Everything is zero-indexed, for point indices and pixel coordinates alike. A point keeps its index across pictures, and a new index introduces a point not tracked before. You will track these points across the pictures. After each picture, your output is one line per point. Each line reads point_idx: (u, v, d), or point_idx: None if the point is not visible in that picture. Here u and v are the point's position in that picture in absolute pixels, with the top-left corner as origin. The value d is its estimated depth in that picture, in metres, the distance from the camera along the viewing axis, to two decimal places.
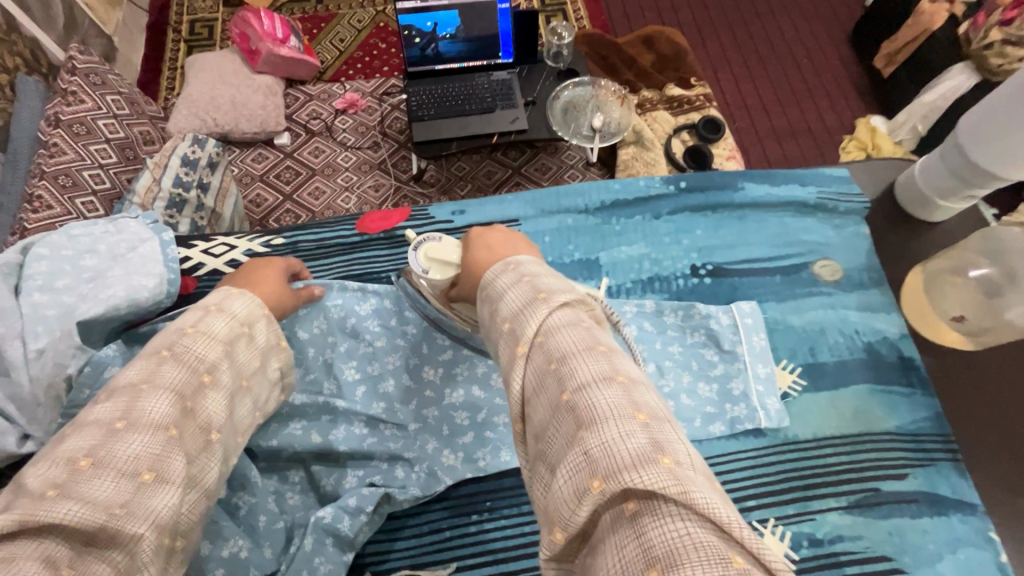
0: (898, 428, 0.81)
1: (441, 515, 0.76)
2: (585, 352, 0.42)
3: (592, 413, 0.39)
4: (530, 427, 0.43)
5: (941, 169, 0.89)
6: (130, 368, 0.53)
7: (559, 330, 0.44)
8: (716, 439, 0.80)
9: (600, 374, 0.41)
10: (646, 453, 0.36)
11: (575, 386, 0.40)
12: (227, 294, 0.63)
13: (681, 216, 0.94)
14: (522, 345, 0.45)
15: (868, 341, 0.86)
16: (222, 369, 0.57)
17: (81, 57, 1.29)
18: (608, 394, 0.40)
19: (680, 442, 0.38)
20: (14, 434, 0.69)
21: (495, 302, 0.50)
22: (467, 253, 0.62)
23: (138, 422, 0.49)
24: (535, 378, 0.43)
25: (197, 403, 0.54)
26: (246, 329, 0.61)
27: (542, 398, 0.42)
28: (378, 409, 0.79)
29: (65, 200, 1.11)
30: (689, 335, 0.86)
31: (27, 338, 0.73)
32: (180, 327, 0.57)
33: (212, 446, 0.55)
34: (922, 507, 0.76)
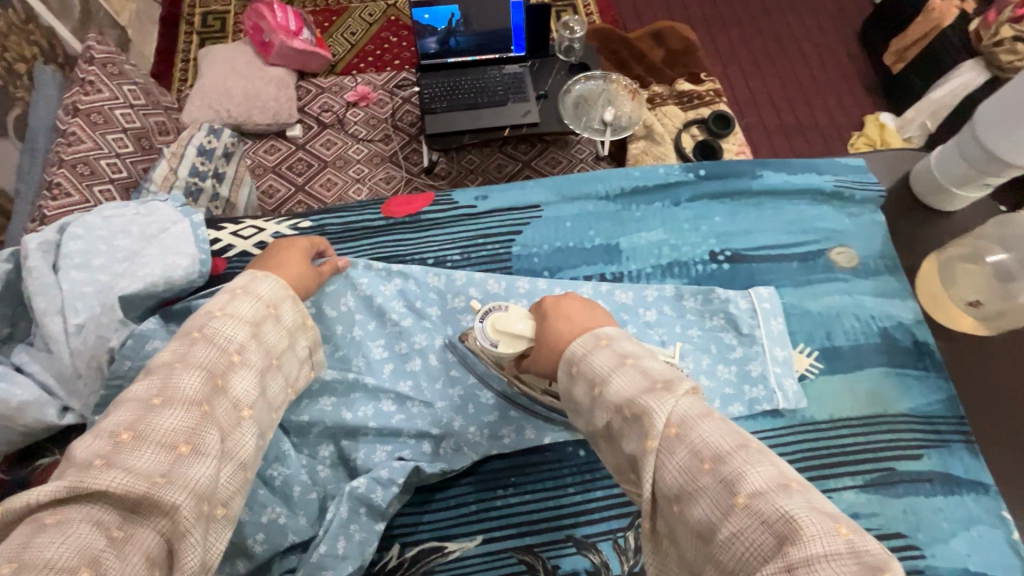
0: (912, 410, 0.83)
1: (467, 490, 0.78)
2: (743, 453, 0.43)
3: (784, 524, 0.38)
4: (691, 527, 0.43)
5: (955, 158, 0.91)
6: (166, 349, 0.54)
7: (697, 424, 0.46)
8: (735, 419, 0.82)
9: (773, 479, 0.42)
10: (862, 571, 0.35)
11: (750, 490, 0.41)
12: (253, 277, 0.63)
13: (699, 204, 0.96)
14: (654, 439, 0.46)
15: (883, 326, 0.88)
16: (250, 349, 0.57)
17: (99, 47, 1.30)
18: (792, 502, 0.40)
19: (890, 556, 0.37)
20: (53, 406, 0.73)
21: (598, 384, 0.53)
22: (545, 321, 0.63)
23: (173, 399, 0.50)
24: (688, 475, 0.44)
25: (229, 379, 0.54)
26: (271, 310, 0.61)
27: (706, 499, 0.42)
28: (405, 387, 0.81)
29: (84, 188, 1.13)
30: (708, 318, 0.88)
31: (67, 313, 0.75)
32: (208, 311, 0.58)
33: (245, 421, 0.54)
34: (936, 486, 0.78)
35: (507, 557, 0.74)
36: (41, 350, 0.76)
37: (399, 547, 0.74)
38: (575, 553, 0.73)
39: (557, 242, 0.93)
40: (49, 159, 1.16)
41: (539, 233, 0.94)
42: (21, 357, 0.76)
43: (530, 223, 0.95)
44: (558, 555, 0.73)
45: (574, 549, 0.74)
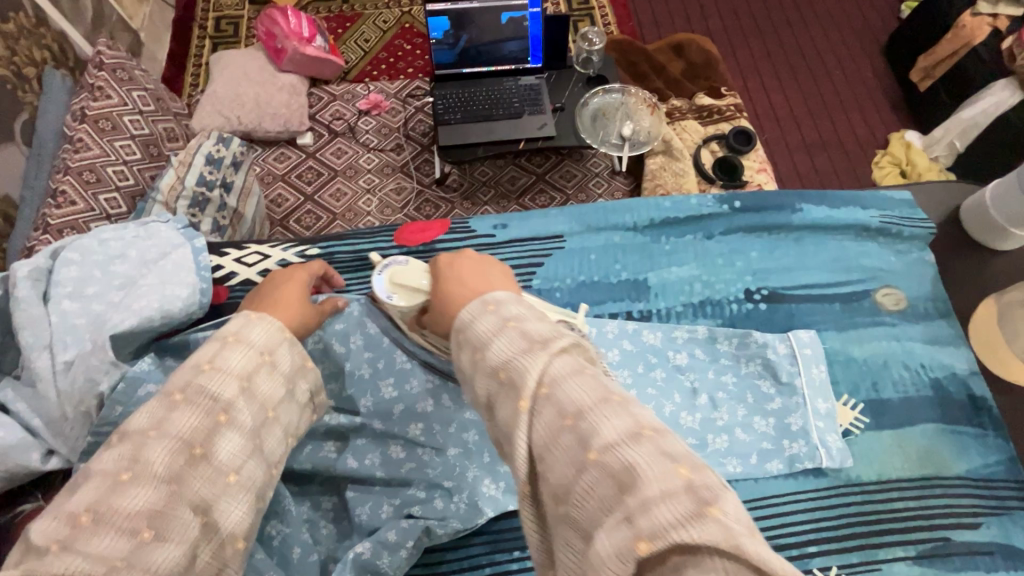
0: (968, 473, 0.76)
1: (482, 549, 0.71)
2: (602, 405, 0.37)
3: (627, 474, 0.34)
4: (548, 490, 0.37)
5: (1015, 198, 0.84)
6: (143, 409, 0.48)
7: (567, 379, 0.39)
8: (773, 478, 0.75)
9: (627, 428, 0.36)
10: (692, 511, 0.31)
11: (602, 444, 0.35)
12: (247, 319, 0.55)
13: (734, 237, 0.90)
14: (526, 400, 0.39)
15: (935, 377, 0.81)
16: (239, 407, 0.50)
17: (109, 52, 1.27)
18: (639, 451, 0.35)
19: (727, 490, 0.33)
20: (38, 449, 0.68)
21: (479, 350, 0.43)
22: (436, 284, 0.54)
23: (143, 474, 0.44)
24: (550, 436, 0.38)
25: (211, 445, 0.48)
26: (266, 357, 0.53)
27: (562, 457, 0.37)
28: (416, 431, 0.75)
29: (89, 197, 1.08)
30: (743, 364, 0.81)
31: (55, 348, 0.70)
32: (195, 362, 0.50)
33: (232, 487, 0.48)
34: (997, 560, 0.71)
35: None
36: (27, 385, 0.71)
37: None
38: None
39: (581, 276, 0.87)
40: (55, 167, 1.12)
41: (561, 265, 0.88)
42: (5, 393, 0.71)
43: (552, 254, 0.89)
44: None
45: None
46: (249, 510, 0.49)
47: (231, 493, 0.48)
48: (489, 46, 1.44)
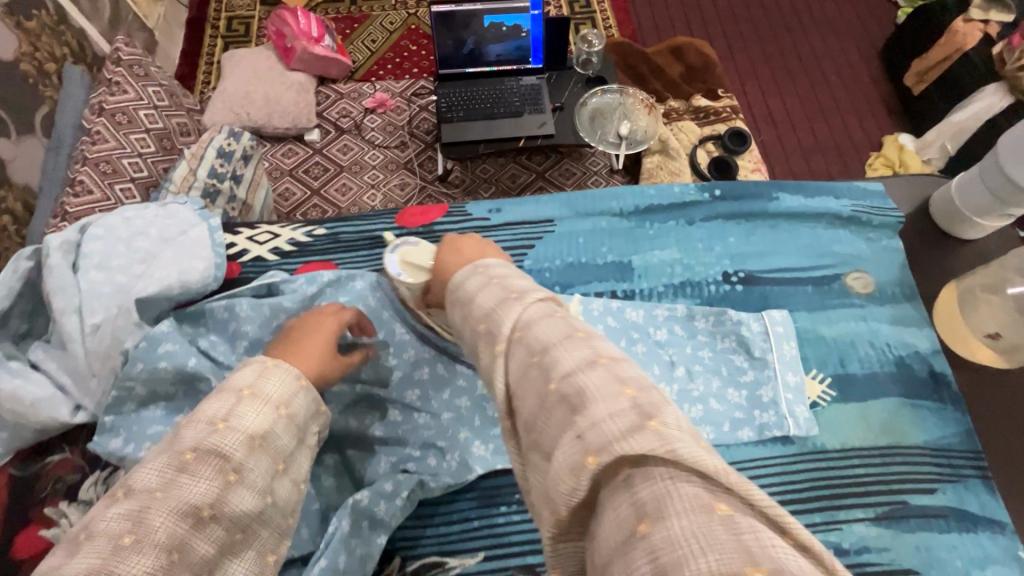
0: (927, 442, 0.81)
1: (471, 506, 0.77)
2: (564, 340, 0.40)
3: (579, 398, 0.36)
4: (518, 423, 0.40)
5: (979, 189, 0.89)
6: (150, 466, 0.49)
7: (536, 322, 0.43)
8: (744, 445, 0.81)
9: (583, 357, 0.39)
10: (635, 422, 0.34)
11: (562, 374, 0.38)
12: (262, 369, 0.57)
13: (714, 223, 0.96)
14: (503, 344, 0.43)
15: (899, 355, 0.87)
16: (250, 466, 0.51)
17: (126, 49, 1.34)
18: (592, 376, 0.37)
19: (671, 406, 0.36)
20: (66, 405, 0.75)
21: (466, 304, 0.48)
22: (439, 258, 0.61)
23: (144, 540, 0.44)
24: (518, 372, 0.41)
25: (221, 505, 0.49)
26: (282, 410, 0.55)
27: (529, 392, 0.39)
28: (413, 396, 0.82)
29: (106, 186, 1.14)
30: (720, 340, 0.87)
31: (84, 313, 0.76)
32: (210, 419, 0.51)
33: (239, 545, 0.50)
34: (950, 523, 0.76)
35: None
36: (57, 347, 0.78)
37: (399, 560, 0.73)
38: None
39: (570, 258, 0.93)
40: (73, 157, 1.17)
41: (551, 248, 0.94)
42: (37, 354, 0.78)
43: (543, 237, 0.95)
44: None
45: None
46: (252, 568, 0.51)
47: (239, 554, 0.50)
48: (492, 47, 1.50)
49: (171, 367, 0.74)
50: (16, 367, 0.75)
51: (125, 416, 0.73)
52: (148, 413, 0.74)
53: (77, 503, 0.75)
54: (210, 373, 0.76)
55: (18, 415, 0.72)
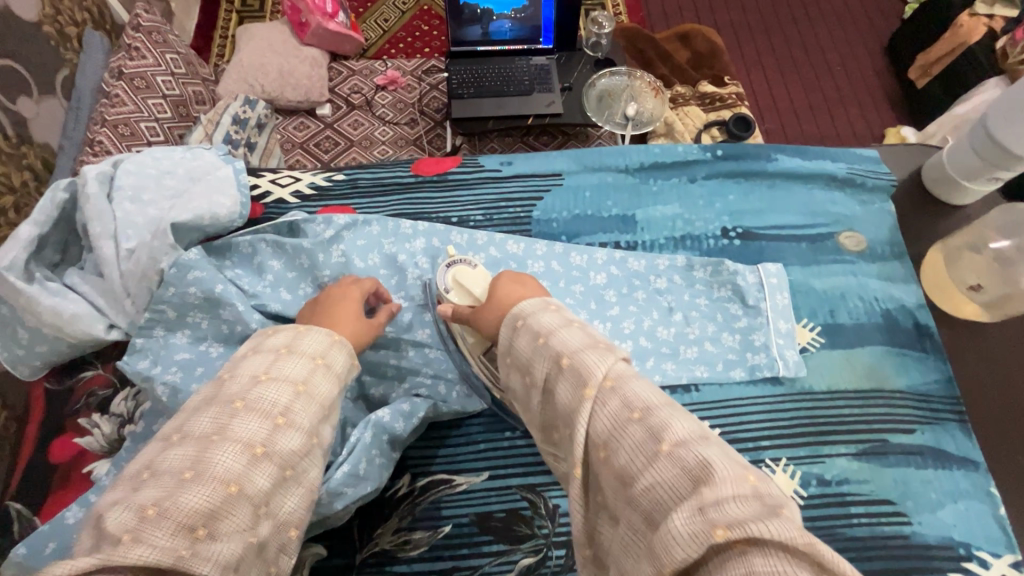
0: (909, 387, 0.86)
1: (478, 429, 0.82)
2: (670, 409, 0.48)
3: (700, 469, 0.42)
4: (614, 472, 0.47)
5: (966, 151, 0.93)
6: (203, 415, 0.55)
7: (632, 381, 0.51)
8: (735, 383, 0.85)
9: (694, 433, 0.46)
10: (764, 509, 0.39)
11: (674, 439, 0.45)
12: (296, 333, 0.64)
13: (715, 182, 1.00)
14: (591, 388, 0.51)
15: (886, 308, 0.91)
16: (296, 411, 0.57)
17: (146, 16, 1.36)
18: (710, 451, 0.43)
19: (790, 501, 0.41)
20: (102, 323, 0.80)
21: (543, 335, 0.58)
22: (498, 286, 0.71)
23: (204, 473, 0.50)
24: (617, 423, 0.48)
25: (272, 443, 0.55)
26: (319, 361, 0.62)
27: (630, 445, 0.46)
28: (424, 335, 0.85)
29: (123, 148, 1.16)
30: (716, 289, 0.92)
31: (119, 239, 0.81)
32: (253, 374, 0.59)
33: (288, 482, 0.55)
34: (926, 459, 0.81)
35: (512, 493, 0.77)
36: (91, 273, 0.83)
37: (410, 476, 0.78)
38: None
39: (576, 210, 0.98)
40: (92, 118, 1.19)
41: (558, 201, 0.99)
42: (72, 278, 0.82)
43: (551, 190, 0.99)
44: (559, 496, 0.77)
45: None
46: (301, 502, 0.57)
47: (288, 489, 0.56)
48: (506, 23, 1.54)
49: (200, 292, 0.77)
50: (53, 287, 0.79)
51: (154, 339, 0.77)
52: (177, 339, 0.77)
53: (107, 417, 0.79)
54: (234, 299, 0.78)
55: (57, 330, 0.78)
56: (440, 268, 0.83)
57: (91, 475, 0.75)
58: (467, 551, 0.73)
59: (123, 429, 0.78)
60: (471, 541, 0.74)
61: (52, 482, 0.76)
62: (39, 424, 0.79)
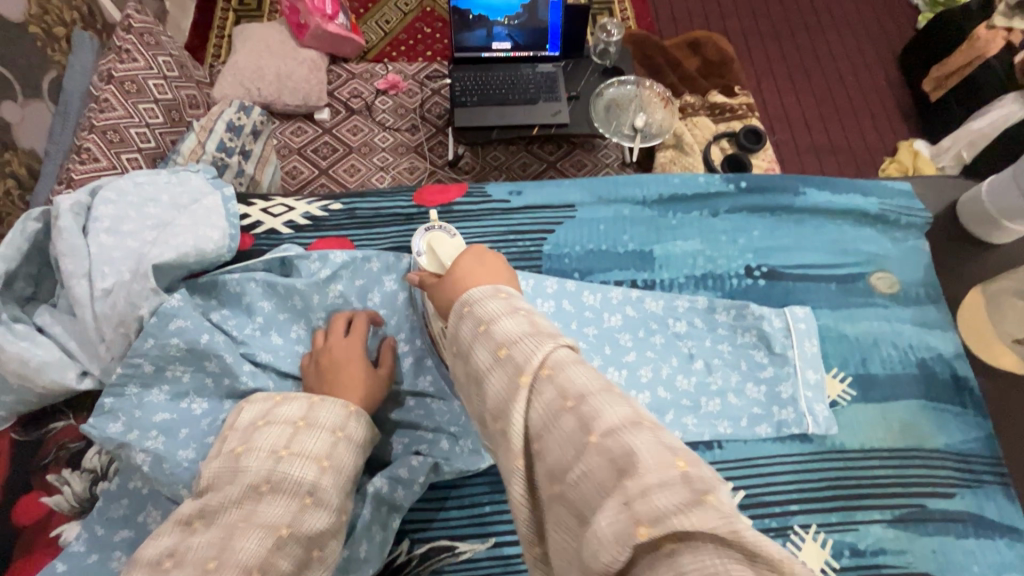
0: (947, 446, 0.80)
1: (482, 489, 0.75)
2: (604, 393, 0.40)
3: (629, 461, 0.36)
4: (545, 468, 0.40)
5: (1010, 190, 0.87)
6: (227, 500, 0.50)
7: (568, 365, 0.42)
8: (761, 441, 0.79)
9: (627, 417, 0.39)
10: (693, 500, 0.33)
11: (603, 428, 0.38)
12: (310, 403, 0.58)
13: (738, 216, 0.94)
14: (524, 376, 0.42)
15: (921, 357, 0.85)
16: (324, 487, 0.53)
17: (137, 16, 1.25)
18: (641, 439, 0.37)
19: (720, 484, 0.35)
20: (73, 369, 0.73)
21: (484, 321, 0.46)
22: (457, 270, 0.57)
23: (228, 562, 0.45)
24: (548, 414, 0.40)
25: (298, 524, 0.50)
26: (339, 434, 0.57)
27: (560, 438, 0.39)
28: (425, 383, 0.78)
29: (112, 155, 1.09)
30: (740, 334, 0.85)
31: (94, 277, 0.74)
32: (274, 449, 0.54)
33: (315, 563, 0.50)
34: (968, 527, 0.75)
35: (520, 563, 0.71)
36: (65, 312, 0.76)
37: (409, 542, 0.72)
38: None
39: (590, 244, 0.91)
40: (80, 124, 1.11)
41: (571, 233, 0.92)
42: (44, 318, 0.76)
43: (563, 223, 0.93)
44: None
45: None
46: None
47: (316, 570, 0.50)
48: (500, 30, 1.47)
49: (183, 343, 0.70)
50: (21, 329, 0.72)
51: (126, 397, 0.69)
52: (153, 396, 0.70)
53: (78, 472, 0.73)
54: (222, 350, 0.71)
55: (24, 377, 0.71)
56: (418, 234, 0.79)
57: (61, 540, 0.69)
58: None
59: (96, 487, 0.72)
60: None
61: (16, 546, 0.68)
62: (2, 481, 0.72)
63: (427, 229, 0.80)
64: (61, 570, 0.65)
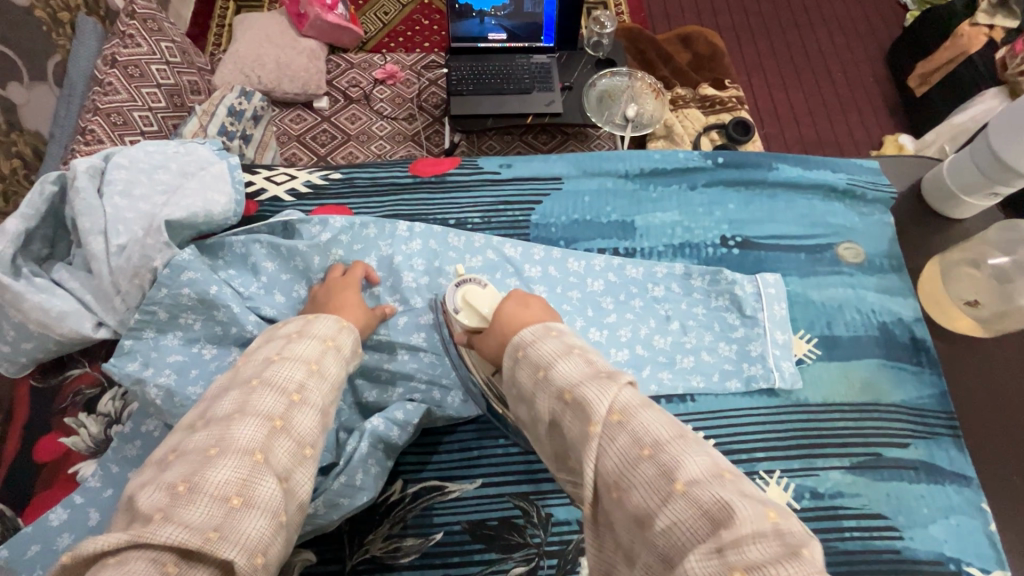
0: (903, 402, 0.86)
1: (471, 435, 0.81)
2: (681, 443, 0.46)
3: (716, 509, 0.41)
4: (629, 512, 0.45)
5: (969, 168, 0.92)
6: (224, 398, 0.53)
7: (638, 412, 0.48)
8: (731, 394, 0.85)
9: (709, 469, 0.44)
10: (783, 550, 0.37)
11: (687, 478, 0.43)
12: (306, 319, 0.63)
13: (715, 190, 1.00)
14: (596, 424, 0.48)
15: (883, 321, 0.91)
16: (310, 389, 0.56)
17: (140, 2, 1.30)
18: (723, 490, 0.42)
19: (813, 540, 0.39)
20: (90, 320, 0.78)
21: (542, 366, 0.55)
22: (507, 311, 0.67)
23: (229, 448, 0.48)
24: (626, 458, 0.46)
25: (290, 419, 0.52)
26: (330, 343, 0.61)
27: (643, 486, 0.44)
28: (418, 339, 0.83)
29: (116, 137, 1.13)
30: (714, 299, 0.91)
31: (109, 234, 0.80)
32: (266, 356, 0.57)
33: (308, 459, 0.52)
34: (920, 474, 0.81)
35: (504, 501, 0.76)
36: (80, 269, 0.82)
37: (402, 482, 0.77)
38: (568, 503, 0.76)
39: (575, 215, 0.97)
40: (85, 106, 1.15)
41: (558, 205, 0.98)
42: (60, 273, 0.81)
43: (550, 195, 0.99)
44: (553, 505, 0.76)
45: (568, 499, 0.76)
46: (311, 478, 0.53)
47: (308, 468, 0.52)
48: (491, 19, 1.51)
49: (194, 294, 0.76)
50: (40, 283, 0.78)
51: (143, 340, 0.75)
52: (167, 340, 0.76)
53: (95, 416, 0.78)
54: (229, 301, 0.77)
55: (44, 327, 0.76)
56: (449, 286, 0.76)
57: (78, 476, 0.74)
58: (456, 559, 0.72)
59: (110, 429, 0.77)
60: (462, 549, 0.73)
61: (36, 482, 0.74)
62: (26, 423, 0.78)
63: (455, 279, 0.77)
64: (79, 502, 0.70)
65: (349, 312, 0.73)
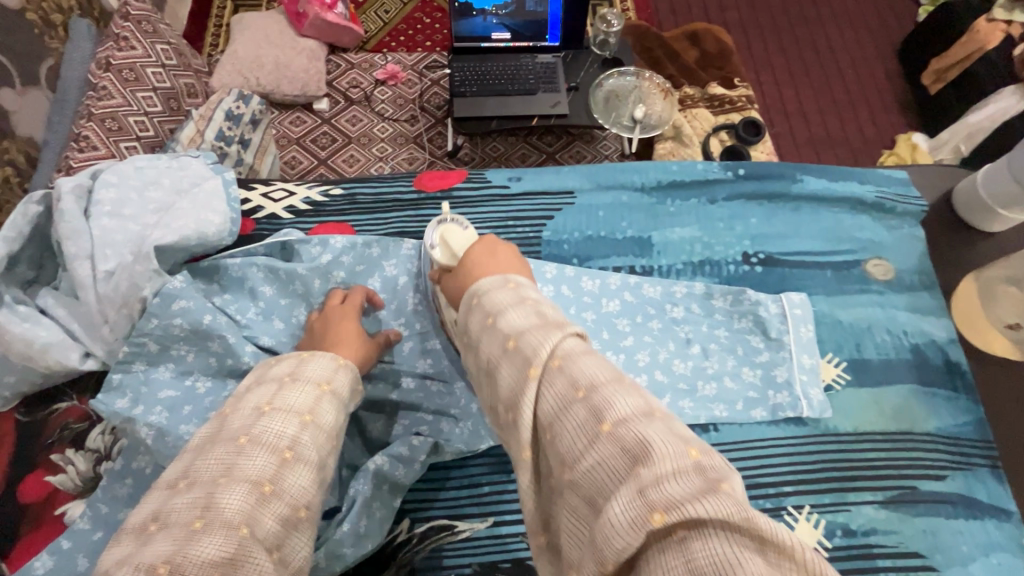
0: (938, 430, 0.81)
1: (481, 470, 0.76)
2: (616, 384, 0.41)
3: (640, 448, 0.36)
4: (557, 455, 0.40)
5: (1005, 179, 0.87)
6: (209, 456, 0.50)
7: (579, 358, 0.43)
8: (756, 423, 0.80)
9: (640, 409, 0.39)
10: (703, 486, 0.33)
11: (615, 417, 0.38)
12: (298, 360, 0.59)
13: (736, 203, 0.95)
14: (535, 368, 0.43)
15: (915, 342, 0.86)
16: (304, 443, 0.52)
17: (135, 2, 1.24)
18: (650, 428, 0.37)
19: (733, 474, 0.35)
20: (77, 351, 0.74)
21: (492, 314, 0.48)
22: (473, 261, 0.59)
23: (214, 522, 0.44)
24: (561, 403, 0.41)
25: (281, 481, 0.49)
26: (325, 387, 0.56)
27: (573, 427, 0.39)
28: (424, 365, 0.79)
29: (110, 143, 1.08)
30: (737, 320, 0.86)
31: (96, 259, 0.75)
32: (256, 406, 0.53)
33: (303, 523, 0.49)
34: (958, 509, 0.77)
35: (517, 542, 0.72)
36: (68, 294, 0.77)
37: (409, 522, 0.73)
38: None
39: (589, 231, 0.92)
40: (77, 111, 1.10)
41: (569, 220, 0.93)
42: (46, 299, 0.76)
43: (562, 209, 0.94)
44: None
45: None
46: (308, 541, 0.50)
47: (302, 531, 0.49)
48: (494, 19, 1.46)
49: (186, 324, 0.72)
50: (25, 312, 0.73)
51: (133, 374, 0.71)
52: (159, 373, 0.72)
53: (84, 452, 0.74)
54: (224, 330, 0.73)
55: (28, 359, 0.71)
56: (430, 225, 0.72)
57: (65, 517, 0.70)
58: None
59: (100, 466, 0.73)
60: None
61: (20, 524, 0.69)
62: (8, 460, 0.73)
63: (440, 217, 0.73)
64: (66, 547, 0.66)
65: (347, 345, 0.68)
